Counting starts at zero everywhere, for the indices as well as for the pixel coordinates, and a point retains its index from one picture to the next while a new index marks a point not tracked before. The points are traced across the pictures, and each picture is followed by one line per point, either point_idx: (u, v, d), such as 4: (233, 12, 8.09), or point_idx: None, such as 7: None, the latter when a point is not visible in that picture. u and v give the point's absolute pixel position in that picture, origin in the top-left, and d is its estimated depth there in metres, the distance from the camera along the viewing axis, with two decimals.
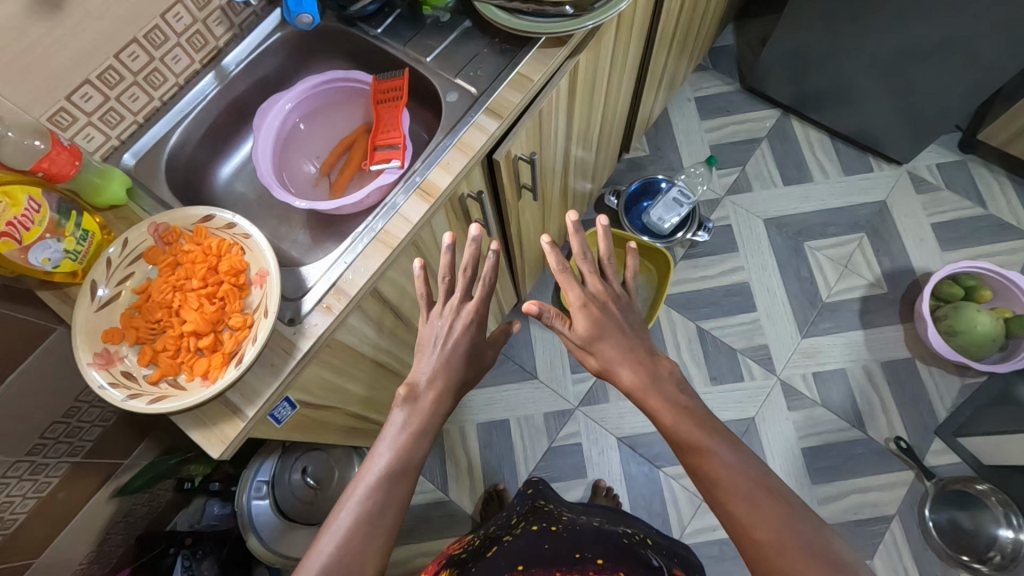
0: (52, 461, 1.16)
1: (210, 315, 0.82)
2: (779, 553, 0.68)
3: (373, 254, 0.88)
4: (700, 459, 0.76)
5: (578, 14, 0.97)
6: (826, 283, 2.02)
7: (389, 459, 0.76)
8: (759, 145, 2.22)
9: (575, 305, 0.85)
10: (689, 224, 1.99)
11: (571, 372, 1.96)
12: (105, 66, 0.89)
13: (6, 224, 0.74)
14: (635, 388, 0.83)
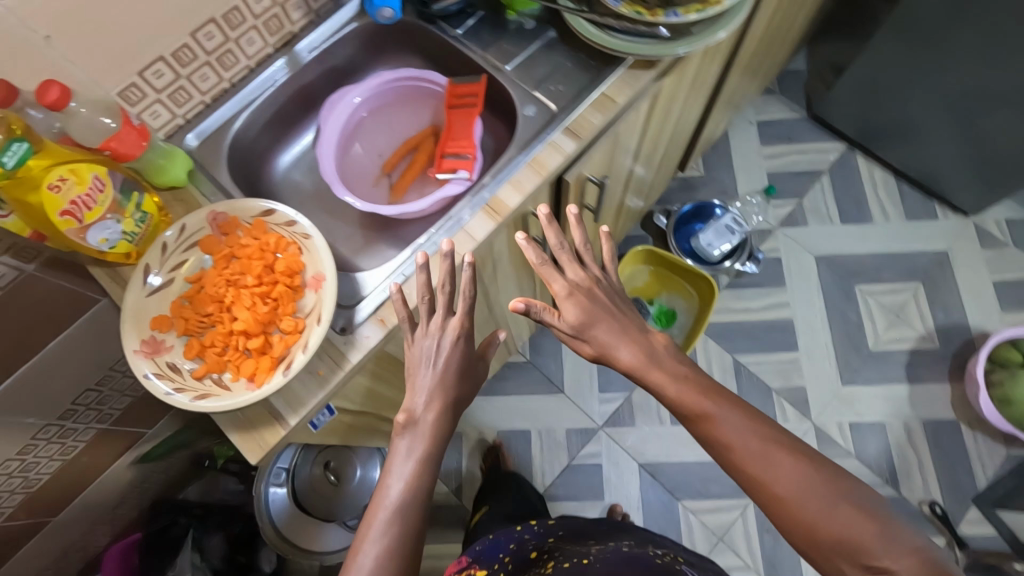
0: (81, 427, 1.16)
1: (262, 316, 0.79)
2: (808, 505, 0.64)
3: (432, 269, 0.85)
4: (709, 427, 0.70)
5: (671, 38, 0.91)
6: (874, 331, 1.94)
7: (404, 487, 0.71)
8: (820, 178, 2.13)
9: (564, 296, 0.78)
10: (737, 254, 1.92)
11: (599, 391, 1.91)
12: (180, 44, 0.86)
13: (69, 203, 0.71)
14: (632, 366, 0.75)
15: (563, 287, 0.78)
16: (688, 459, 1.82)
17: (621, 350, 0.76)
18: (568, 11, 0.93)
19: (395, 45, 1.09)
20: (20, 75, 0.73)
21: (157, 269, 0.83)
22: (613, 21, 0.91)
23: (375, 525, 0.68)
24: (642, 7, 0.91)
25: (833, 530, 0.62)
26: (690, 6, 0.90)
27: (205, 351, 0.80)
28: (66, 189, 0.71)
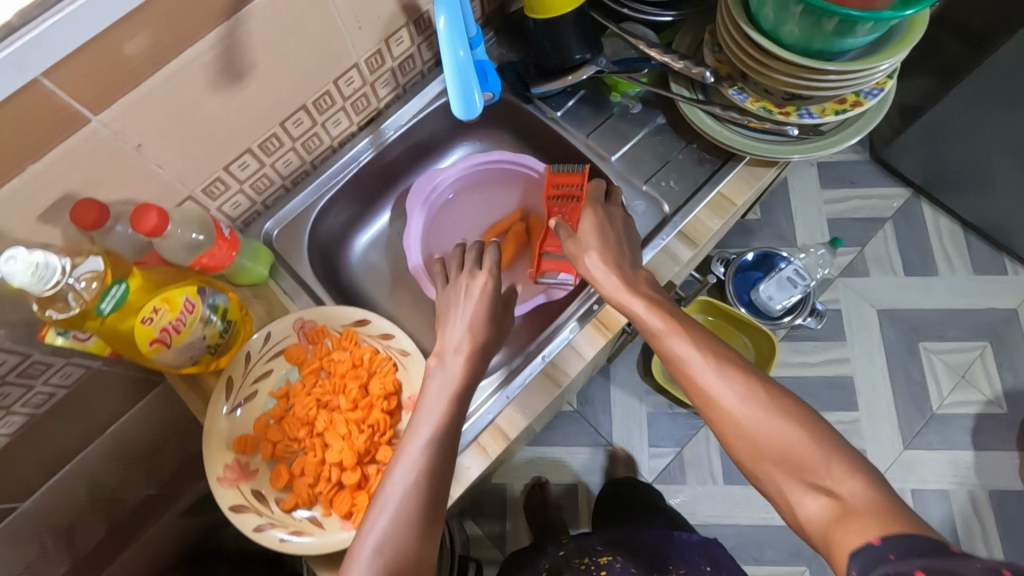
0: (131, 492, 1.00)
1: (359, 446, 0.73)
2: (747, 408, 0.58)
3: (538, 390, 0.79)
4: (664, 341, 0.65)
5: (802, 137, 0.83)
6: (937, 393, 1.59)
7: (413, 473, 0.58)
8: (883, 226, 1.76)
9: (578, 253, 0.76)
10: (799, 308, 1.64)
11: (650, 444, 1.51)
12: (268, 134, 0.79)
13: (160, 331, 0.65)
14: (610, 293, 0.71)
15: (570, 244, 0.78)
16: (747, 522, 1.44)
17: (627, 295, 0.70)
18: (686, 102, 0.85)
19: (483, 118, 1.01)
20: (105, 184, 0.66)
21: (239, 382, 0.76)
22: (737, 116, 0.83)
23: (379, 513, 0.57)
24: (770, 101, 0.82)
25: (778, 452, 0.55)
26: (827, 103, 0.80)
27: (294, 478, 0.74)
28: (158, 318, 0.64)
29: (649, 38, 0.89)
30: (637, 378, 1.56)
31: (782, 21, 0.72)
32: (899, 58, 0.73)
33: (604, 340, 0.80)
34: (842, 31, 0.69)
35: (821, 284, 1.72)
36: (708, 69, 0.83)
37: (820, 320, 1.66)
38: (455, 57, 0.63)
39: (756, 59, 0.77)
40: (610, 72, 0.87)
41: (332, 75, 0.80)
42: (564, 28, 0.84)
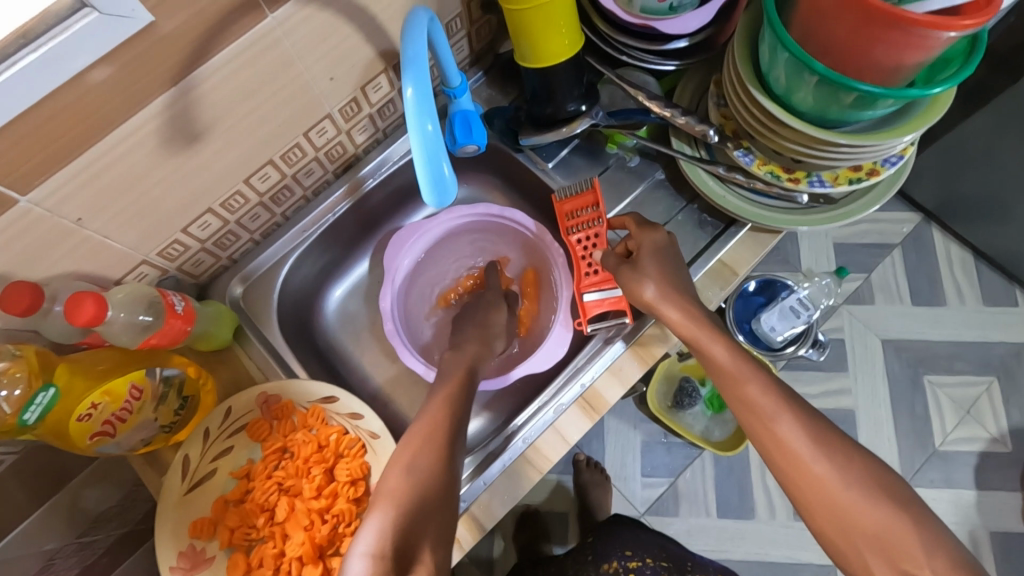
0: None
1: (322, 539, 0.68)
2: (830, 469, 0.60)
3: (517, 476, 0.74)
4: (739, 391, 0.65)
5: (812, 205, 0.77)
6: (941, 428, 1.42)
7: (418, 456, 0.60)
8: (892, 250, 1.56)
9: (636, 275, 0.71)
10: (801, 339, 1.42)
11: (643, 473, 1.42)
12: (232, 192, 0.73)
13: (102, 423, 0.60)
14: (687, 333, 0.68)
15: (630, 270, 0.72)
16: (741, 558, 1.34)
17: (712, 338, 0.67)
18: (686, 160, 0.78)
19: (470, 162, 0.95)
20: (42, 262, 0.59)
21: (195, 461, 0.71)
22: (742, 179, 0.76)
23: (387, 491, 0.58)
24: (777, 164, 0.75)
25: (867, 524, 0.57)
26: (840, 169, 0.74)
27: (252, 568, 0.69)
28: (98, 412, 0.60)
29: (649, 87, 0.82)
30: (632, 406, 1.46)
31: (794, 87, 0.65)
32: (919, 132, 0.66)
33: (591, 423, 0.75)
34: (861, 104, 0.62)
35: (824, 311, 1.53)
36: (712, 126, 0.76)
37: (823, 352, 1.48)
38: (421, 132, 0.51)
39: (764, 123, 0.70)
40: (606, 125, 0.82)
41: (302, 127, 0.74)
42: (558, 78, 0.76)
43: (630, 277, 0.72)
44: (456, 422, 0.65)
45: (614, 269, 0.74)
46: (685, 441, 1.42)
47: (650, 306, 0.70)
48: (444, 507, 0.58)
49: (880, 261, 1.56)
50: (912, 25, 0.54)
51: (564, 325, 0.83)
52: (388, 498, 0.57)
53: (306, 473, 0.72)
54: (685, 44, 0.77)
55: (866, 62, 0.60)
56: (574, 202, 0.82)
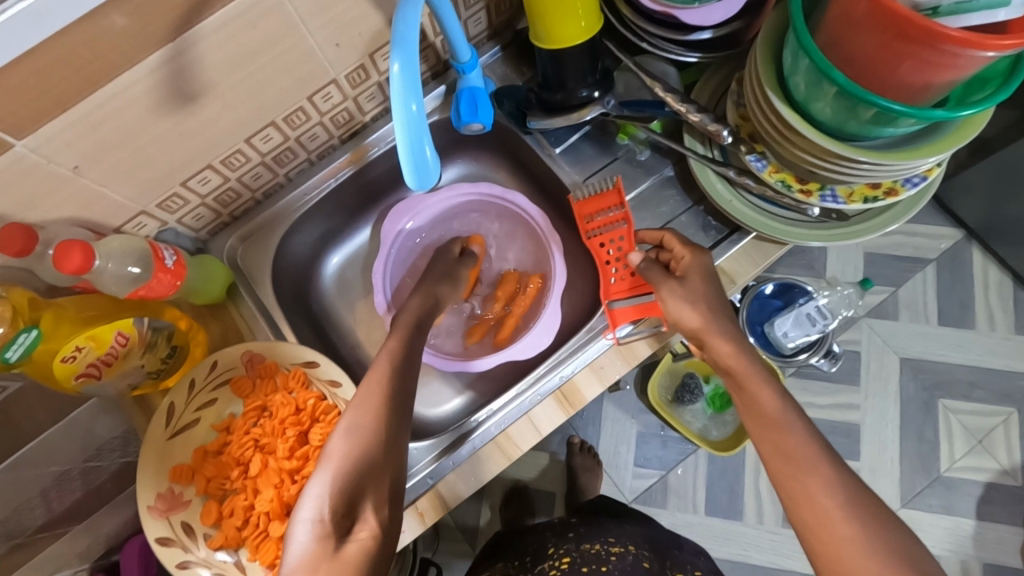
0: (105, 462, 1.01)
1: (290, 498, 0.71)
2: (861, 532, 0.54)
3: (486, 460, 0.74)
4: (775, 437, 0.61)
5: (823, 220, 0.73)
6: (948, 453, 1.38)
7: (365, 419, 0.60)
8: (925, 267, 1.49)
9: (681, 298, 0.68)
10: (814, 347, 1.38)
11: (635, 464, 1.41)
12: (232, 150, 0.73)
13: (86, 367, 0.63)
14: (734, 368, 0.65)
15: (678, 288, 0.68)
16: (723, 557, 1.34)
17: (750, 373, 0.64)
18: (696, 159, 0.75)
19: (480, 139, 0.93)
20: (40, 205, 0.61)
21: (181, 409, 0.73)
22: (752, 186, 0.73)
23: (337, 450, 0.58)
24: (791, 174, 0.71)
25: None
26: (857, 186, 0.70)
27: (222, 517, 0.72)
28: (83, 355, 0.62)
29: (669, 79, 0.78)
30: (633, 396, 1.45)
31: (813, 96, 0.61)
32: (950, 154, 0.61)
33: (568, 417, 0.75)
34: (881, 121, 0.59)
35: (842, 322, 1.48)
36: (728, 128, 0.72)
37: (835, 363, 1.44)
38: (405, 113, 0.50)
39: (777, 129, 0.67)
40: (618, 116, 0.78)
41: (305, 91, 0.73)
42: (571, 61, 0.74)
43: (674, 298, 0.68)
44: (402, 396, 0.63)
45: (657, 283, 0.71)
46: (681, 437, 1.41)
47: (696, 333, 0.67)
48: (389, 467, 0.58)
49: (910, 276, 1.49)
50: (945, 42, 0.49)
51: (551, 319, 0.83)
52: (338, 455, 0.57)
53: (281, 433, 0.74)
54: (708, 36, 0.74)
55: (892, 79, 0.56)
56: (597, 203, 0.80)
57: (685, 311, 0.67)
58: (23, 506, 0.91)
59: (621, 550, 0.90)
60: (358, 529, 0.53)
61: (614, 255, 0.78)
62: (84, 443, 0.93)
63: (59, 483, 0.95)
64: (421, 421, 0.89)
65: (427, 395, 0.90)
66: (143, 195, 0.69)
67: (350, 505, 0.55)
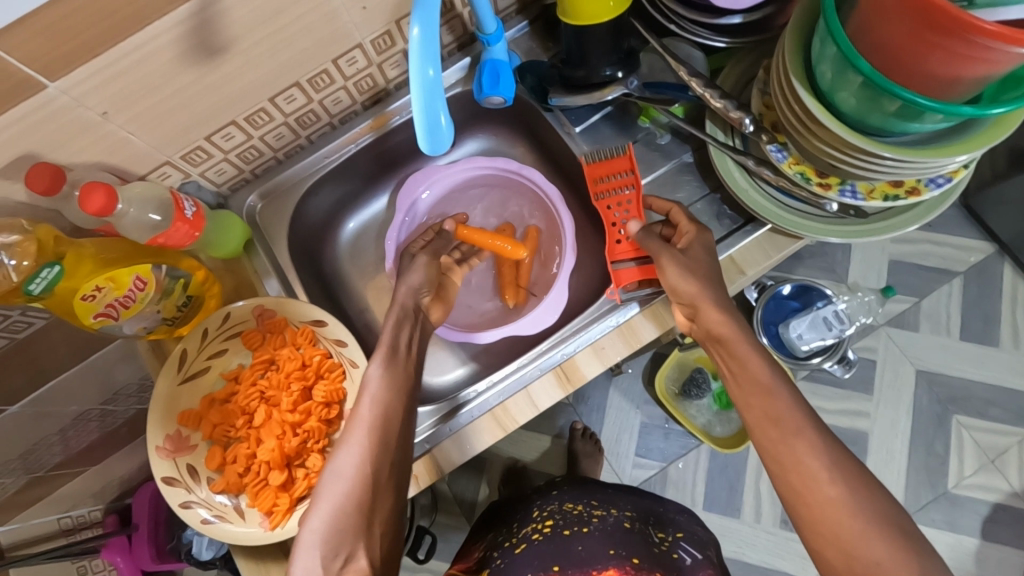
0: (122, 408, 1.11)
1: (290, 449, 0.73)
2: (844, 493, 0.55)
3: (482, 429, 0.76)
4: (764, 404, 0.61)
5: (840, 216, 0.72)
6: (957, 469, 1.35)
7: (356, 457, 0.59)
8: (951, 280, 1.45)
9: (682, 268, 0.68)
10: (829, 351, 1.37)
11: (636, 454, 1.42)
12: (256, 108, 0.75)
13: (104, 307, 0.65)
14: (724, 334, 0.66)
15: (679, 258, 0.69)
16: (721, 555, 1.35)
17: (740, 341, 0.65)
18: (715, 146, 0.74)
19: (502, 114, 0.93)
20: (68, 148, 0.64)
21: (192, 356, 0.76)
22: (770, 176, 0.72)
23: (329, 491, 0.58)
24: (811, 167, 0.70)
25: (870, 555, 0.52)
26: (878, 183, 0.68)
27: (226, 463, 0.75)
28: (102, 295, 0.64)
29: (694, 63, 0.77)
30: (640, 386, 1.45)
31: (838, 86, 0.60)
32: (976, 154, 0.60)
33: (570, 393, 0.75)
34: (906, 115, 0.57)
35: (859, 329, 1.45)
36: (750, 115, 0.71)
37: (849, 370, 1.42)
38: (422, 77, 0.50)
39: (800, 120, 0.65)
40: (639, 97, 0.78)
41: (330, 54, 0.74)
42: (596, 39, 0.73)
43: (674, 265, 0.69)
44: (392, 428, 0.62)
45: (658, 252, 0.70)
46: (684, 431, 1.41)
47: (690, 302, 0.68)
48: (381, 507, 0.59)
49: (935, 287, 1.45)
50: (978, 36, 0.48)
51: (558, 296, 0.83)
52: (331, 498, 0.57)
53: (286, 387, 0.76)
54: (738, 20, 0.72)
55: (920, 72, 0.54)
56: (602, 166, 0.80)
57: (680, 280, 0.68)
58: (43, 441, 1.00)
59: (602, 512, 0.88)
60: (351, 570, 0.55)
61: (619, 217, 0.78)
62: (105, 385, 1.00)
63: (79, 420, 1.03)
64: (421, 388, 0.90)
65: (430, 363, 0.92)
66: (165, 146, 0.71)
67: (341, 548, 0.55)
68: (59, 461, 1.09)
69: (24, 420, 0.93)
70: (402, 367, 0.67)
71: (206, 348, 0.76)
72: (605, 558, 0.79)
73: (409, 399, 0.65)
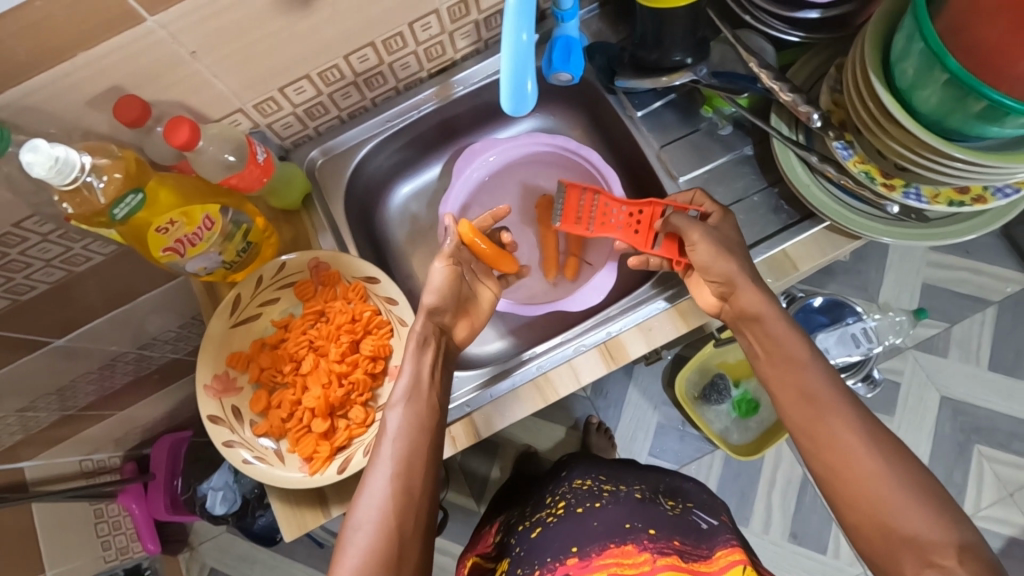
0: (158, 354, 1.14)
1: (335, 400, 0.75)
2: (882, 467, 0.57)
3: (523, 398, 0.77)
4: (799, 382, 0.64)
5: (900, 218, 0.72)
6: (974, 499, 1.34)
7: (378, 509, 0.59)
8: (987, 308, 1.43)
9: (708, 249, 0.68)
10: (853, 369, 1.36)
11: (651, 452, 1.42)
12: (330, 64, 0.76)
13: (174, 241, 0.68)
14: (758, 314, 0.67)
15: (712, 233, 0.69)
16: None
17: (776, 319, 0.66)
18: (780, 140, 0.74)
19: (561, 93, 0.94)
20: (153, 86, 0.66)
21: (246, 301, 0.77)
22: (833, 173, 0.72)
23: (353, 544, 0.58)
24: (876, 167, 0.70)
25: (907, 525, 0.55)
26: (944, 188, 0.68)
27: (269, 408, 0.77)
28: (174, 230, 0.67)
29: (765, 56, 0.77)
30: (659, 386, 1.44)
31: (918, 84, 0.60)
32: None
33: (619, 365, 0.76)
34: (987, 117, 0.57)
35: (887, 349, 1.43)
36: (819, 111, 0.71)
37: (872, 390, 1.40)
38: (515, 41, 0.52)
39: (873, 118, 0.65)
40: (707, 85, 0.78)
41: (407, 18, 0.75)
42: (670, 22, 0.73)
43: (702, 251, 0.69)
44: (413, 479, 0.61)
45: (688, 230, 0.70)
46: (700, 435, 1.41)
47: (723, 283, 0.68)
48: (406, 559, 0.59)
49: (970, 314, 1.43)
50: None
51: (607, 275, 0.84)
52: (355, 552, 0.57)
53: (335, 339, 0.78)
54: (816, 16, 0.74)
55: (1008, 72, 0.54)
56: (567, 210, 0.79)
57: (716, 252, 0.68)
58: (81, 377, 1.03)
59: (613, 488, 0.78)
60: None
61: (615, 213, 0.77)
62: (145, 327, 1.03)
63: (116, 361, 1.06)
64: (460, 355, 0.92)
65: None
66: (240, 92, 0.73)
67: None
68: (90, 402, 1.13)
69: (68, 351, 0.96)
70: (423, 413, 0.65)
71: (260, 296, 0.78)
72: (620, 532, 0.69)
73: (430, 447, 0.64)
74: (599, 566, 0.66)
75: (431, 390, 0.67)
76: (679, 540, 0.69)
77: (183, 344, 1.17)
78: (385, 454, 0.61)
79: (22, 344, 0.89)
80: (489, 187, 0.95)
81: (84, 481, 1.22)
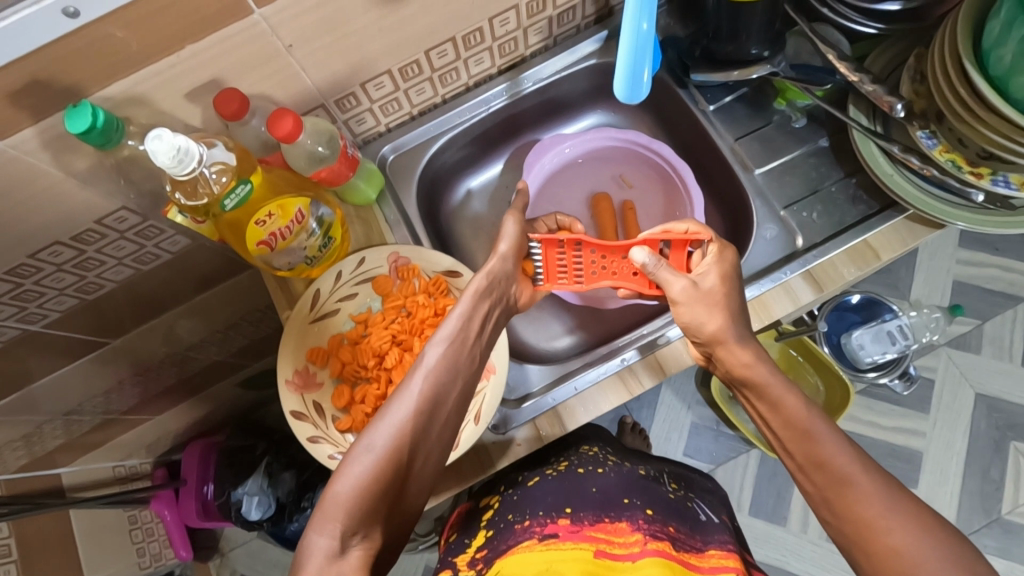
0: (203, 358, 1.12)
1: None
2: (911, 537, 0.48)
3: (607, 390, 0.77)
4: (803, 443, 0.56)
5: (984, 207, 0.73)
6: (1013, 495, 1.30)
7: (391, 436, 0.52)
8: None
9: (700, 300, 0.64)
10: (888, 368, 1.31)
11: (687, 452, 1.39)
12: (411, 60, 0.77)
13: (268, 234, 0.67)
14: (750, 377, 0.62)
15: (695, 290, 0.64)
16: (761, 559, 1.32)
17: (771, 383, 0.61)
18: (861, 130, 0.75)
19: None
20: (248, 79, 0.66)
21: (325, 296, 0.77)
22: (916, 163, 0.73)
23: (354, 464, 0.51)
24: (961, 155, 0.70)
25: None
26: None
27: (352, 403, 0.77)
28: (270, 223, 0.67)
29: (842, 48, 0.78)
30: (693, 386, 1.42)
31: (1018, 70, 0.60)
32: None
33: None
34: None
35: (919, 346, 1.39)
36: (902, 101, 0.71)
37: (909, 387, 1.36)
38: (635, 31, 0.54)
39: (966, 106, 0.66)
40: (784, 76, 0.79)
41: (488, 13, 0.76)
42: (751, 17, 0.73)
43: (688, 304, 0.64)
44: (432, 420, 0.56)
45: (669, 282, 0.65)
46: (735, 435, 1.39)
47: (710, 340, 0.64)
48: (400, 492, 0.52)
49: (999, 312, 1.40)
50: None
51: None
52: (354, 472, 0.50)
53: (418, 332, 0.78)
54: (895, 7, 0.75)
55: None
56: (554, 260, 0.73)
57: (699, 314, 0.64)
58: (122, 381, 1.00)
59: (617, 461, 0.78)
60: (357, 552, 0.48)
61: (612, 261, 0.71)
62: (187, 329, 1.01)
63: (161, 364, 1.03)
64: (532, 350, 0.92)
65: (538, 328, 0.93)
66: (326, 87, 0.73)
67: (357, 527, 0.48)
68: (129, 408, 1.10)
69: (115, 351, 0.94)
70: (462, 358, 0.60)
71: (341, 292, 0.78)
72: (617, 507, 0.65)
73: (459, 393, 0.59)
74: (587, 535, 0.61)
75: (476, 338, 0.63)
76: (675, 527, 0.63)
77: (227, 348, 1.14)
78: (415, 385, 0.56)
79: (81, 342, 0.87)
80: (556, 182, 0.96)
81: (117, 487, 1.15)
